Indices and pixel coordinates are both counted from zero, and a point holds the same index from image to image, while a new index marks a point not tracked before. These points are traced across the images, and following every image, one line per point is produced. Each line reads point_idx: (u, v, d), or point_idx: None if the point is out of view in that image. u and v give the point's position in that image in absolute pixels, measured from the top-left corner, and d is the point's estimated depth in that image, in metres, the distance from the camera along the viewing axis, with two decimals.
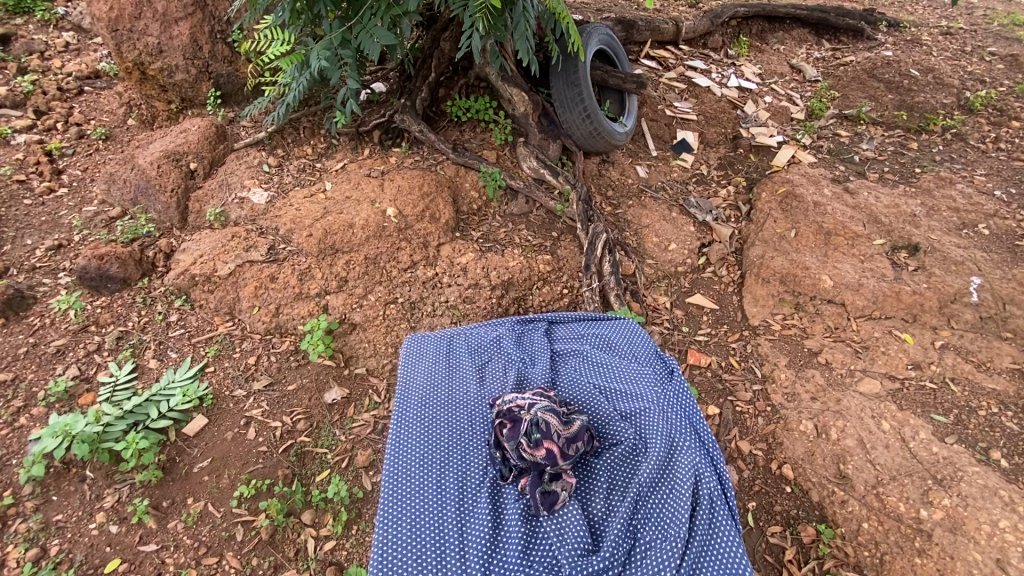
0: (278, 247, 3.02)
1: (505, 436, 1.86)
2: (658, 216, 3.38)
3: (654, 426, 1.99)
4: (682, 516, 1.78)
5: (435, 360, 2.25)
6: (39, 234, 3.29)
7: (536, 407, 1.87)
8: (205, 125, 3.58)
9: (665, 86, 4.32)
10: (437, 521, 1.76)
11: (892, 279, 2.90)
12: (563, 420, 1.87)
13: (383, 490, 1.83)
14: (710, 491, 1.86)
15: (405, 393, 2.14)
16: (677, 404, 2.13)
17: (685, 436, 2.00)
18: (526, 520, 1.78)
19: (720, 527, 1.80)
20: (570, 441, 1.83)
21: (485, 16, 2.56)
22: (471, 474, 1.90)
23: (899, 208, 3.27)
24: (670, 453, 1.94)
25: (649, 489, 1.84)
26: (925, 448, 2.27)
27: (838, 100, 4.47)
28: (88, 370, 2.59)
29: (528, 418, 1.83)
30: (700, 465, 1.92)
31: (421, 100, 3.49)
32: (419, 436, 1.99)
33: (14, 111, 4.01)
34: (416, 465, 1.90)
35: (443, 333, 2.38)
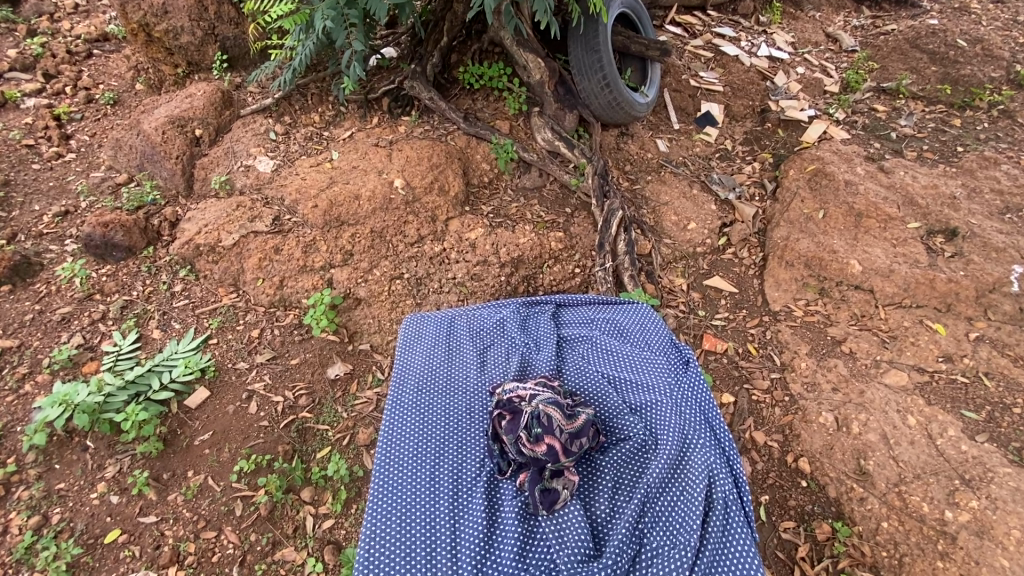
0: (283, 218, 2.95)
1: (502, 429, 1.79)
2: (677, 193, 3.22)
3: (665, 422, 1.90)
4: (693, 521, 1.70)
5: (434, 343, 2.19)
6: (47, 200, 3.27)
7: (537, 399, 1.78)
8: (210, 89, 3.47)
9: (691, 54, 4.08)
10: (430, 516, 1.71)
11: (926, 266, 2.72)
12: (566, 414, 1.78)
13: (374, 482, 1.78)
14: (725, 495, 1.77)
15: (401, 378, 2.08)
16: (692, 398, 2.03)
17: (699, 434, 1.90)
18: (524, 519, 1.71)
19: (733, 533, 1.71)
20: (572, 437, 1.75)
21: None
22: (467, 468, 1.84)
23: (938, 189, 3.06)
24: (682, 452, 1.85)
25: (658, 490, 1.76)
26: (953, 446, 2.15)
27: (877, 72, 4.19)
28: (92, 339, 2.57)
29: (528, 411, 1.75)
30: (715, 466, 1.82)
31: (432, 66, 3.35)
32: (414, 425, 1.93)
33: (24, 75, 3.96)
34: (409, 456, 1.85)
35: (444, 314, 2.31)
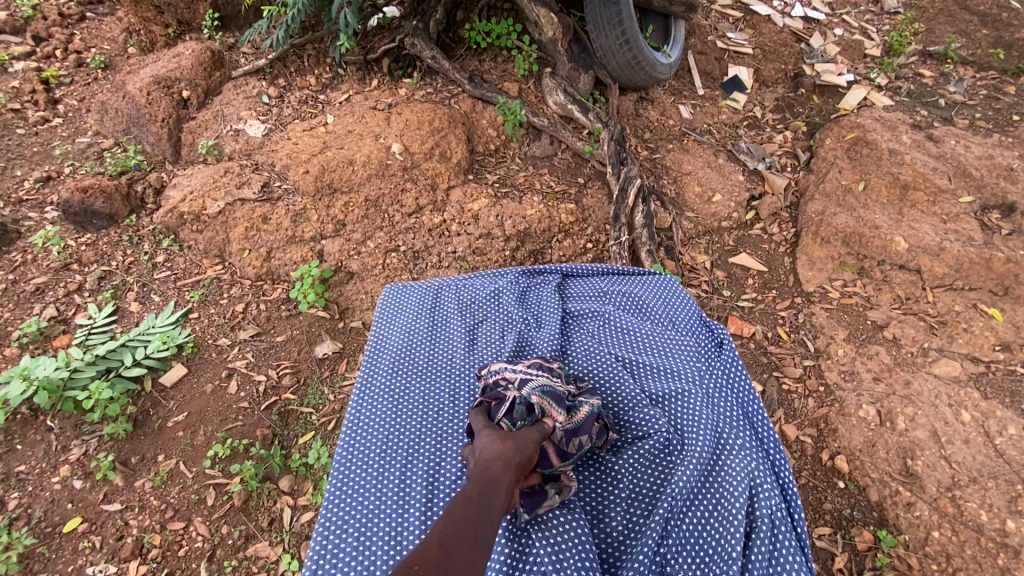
0: (273, 185, 2.74)
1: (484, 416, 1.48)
2: (701, 163, 2.94)
3: (695, 420, 1.66)
4: (733, 545, 1.47)
5: (416, 319, 1.98)
6: (30, 166, 3.09)
7: (528, 385, 1.50)
8: (199, 49, 3.24)
9: (718, 14, 3.74)
10: (396, 525, 1.45)
11: (981, 244, 2.43)
12: (565, 406, 1.50)
13: (332, 482, 1.55)
14: (770, 510, 1.54)
15: (375, 359, 1.86)
16: (724, 391, 1.80)
17: (736, 435, 1.67)
18: (515, 536, 1.44)
19: (780, 558, 1.49)
20: (572, 434, 1.47)
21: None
22: (446, 467, 1.56)
23: (994, 160, 2.75)
24: (715, 456, 1.61)
25: (686, 503, 1.52)
26: (1014, 447, 1.90)
27: (922, 35, 3.82)
28: (67, 312, 2.40)
29: (520, 400, 1.46)
30: (756, 473, 1.59)
31: (435, 22, 3.08)
32: (385, 413, 1.70)
33: (13, 37, 3.78)
34: (378, 449, 1.61)
35: (429, 284, 2.11)
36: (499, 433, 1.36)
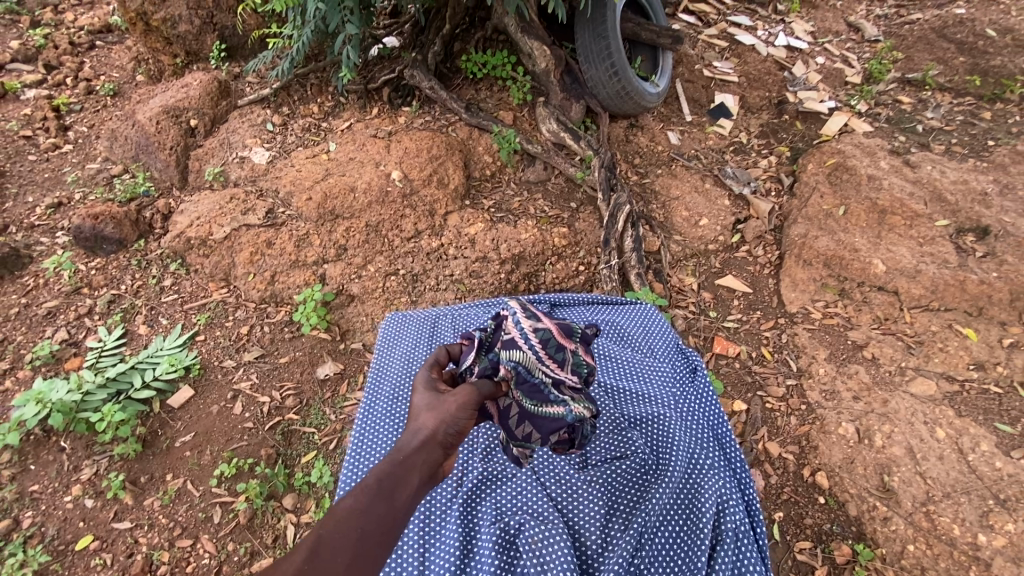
0: (277, 211, 2.85)
1: (462, 354, 1.55)
2: (688, 188, 3.06)
3: (670, 442, 1.74)
4: (699, 559, 1.55)
5: (415, 347, 2.08)
6: (41, 192, 3.21)
7: (513, 353, 1.43)
8: (206, 79, 3.38)
9: (705, 43, 3.90)
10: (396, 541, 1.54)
11: (956, 266, 2.54)
12: (540, 397, 1.46)
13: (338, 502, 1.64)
14: (735, 525, 1.62)
15: (377, 385, 1.97)
16: (698, 414, 1.88)
17: (708, 456, 1.75)
18: (503, 549, 1.50)
19: (745, 569, 1.57)
20: (530, 422, 1.51)
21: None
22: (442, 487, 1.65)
23: (969, 185, 2.87)
24: (687, 476, 1.69)
25: (660, 519, 1.59)
26: (987, 463, 1.98)
27: (901, 62, 3.98)
28: (77, 334, 2.49)
29: (493, 359, 1.45)
30: (725, 492, 1.67)
31: (433, 54, 3.22)
32: (385, 437, 1.79)
33: (25, 66, 3.93)
34: None
35: (427, 313, 2.22)
36: (431, 404, 1.29)
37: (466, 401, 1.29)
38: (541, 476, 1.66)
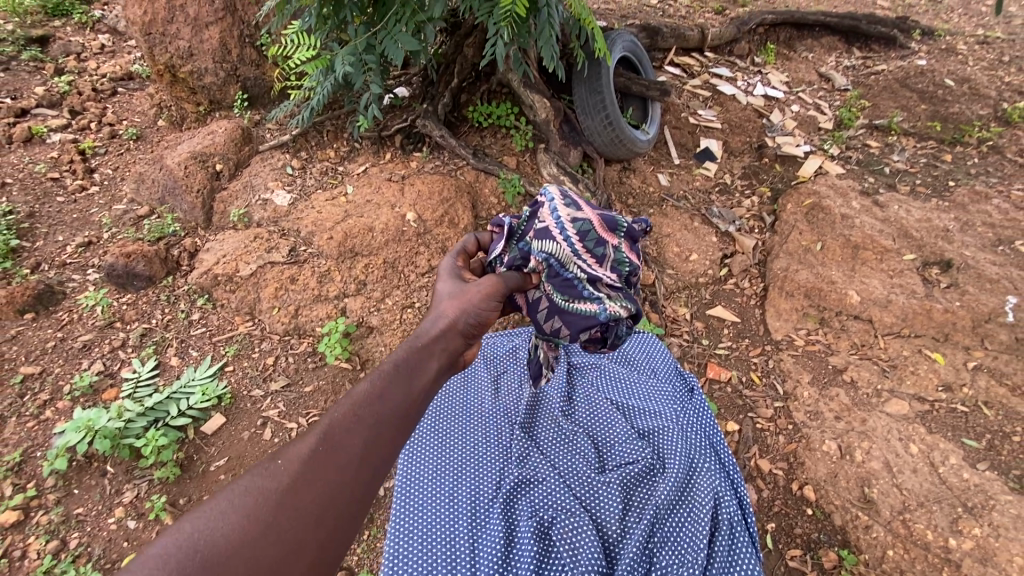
0: (299, 249, 3.06)
1: (495, 243, 1.84)
2: (679, 226, 3.31)
3: (673, 446, 1.92)
4: (702, 542, 1.69)
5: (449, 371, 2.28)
6: (70, 231, 3.37)
7: (545, 246, 1.70)
8: (231, 127, 3.63)
9: (689, 93, 4.27)
10: (447, 533, 1.68)
11: (923, 296, 2.80)
12: (571, 293, 1.77)
13: (394, 502, 1.78)
14: (731, 516, 1.79)
15: None
16: (696, 424, 2.07)
17: (705, 458, 1.93)
18: (539, 538, 1.67)
19: (739, 555, 1.72)
20: (560, 317, 1.83)
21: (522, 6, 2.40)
22: (484, 488, 1.81)
23: (932, 222, 3.16)
24: (688, 476, 1.86)
25: (667, 511, 1.75)
26: (956, 474, 2.20)
27: (869, 109, 4.34)
28: (112, 366, 2.66)
29: (524, 248, 1.73)
30: (720, 489, 1.84)
31: (443, 105, 3.51)
32: (430, 448, 1.95)
33: (50, 111, 4.14)
34: (428, 476, 1.86)
35: None
36: (456, 296, 1.49)
37: (490, 292, 1.52)
38: (568, 480, 1.85)
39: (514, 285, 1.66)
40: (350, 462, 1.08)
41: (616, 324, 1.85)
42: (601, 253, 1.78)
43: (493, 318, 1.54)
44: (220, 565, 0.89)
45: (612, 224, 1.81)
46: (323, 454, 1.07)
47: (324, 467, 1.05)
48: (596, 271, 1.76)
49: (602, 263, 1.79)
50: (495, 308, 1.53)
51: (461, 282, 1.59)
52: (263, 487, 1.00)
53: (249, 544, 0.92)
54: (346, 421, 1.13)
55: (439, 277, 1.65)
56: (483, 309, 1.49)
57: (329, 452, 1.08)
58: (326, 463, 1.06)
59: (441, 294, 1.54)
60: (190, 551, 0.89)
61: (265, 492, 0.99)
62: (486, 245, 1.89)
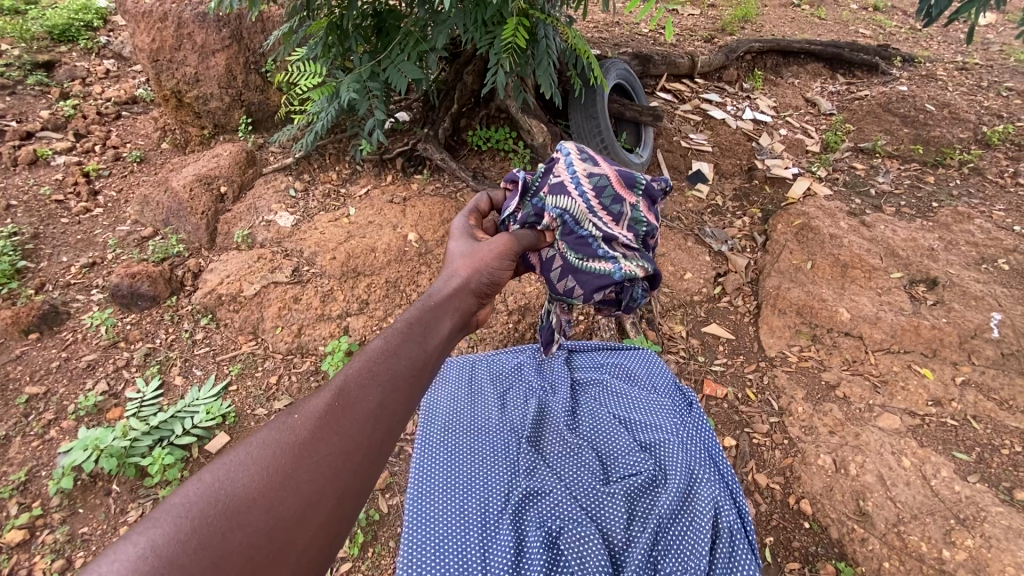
0: (302, 269, 3.12)
1: (508, 200, 1.91)
2: (673, 245, 3.38)
3: (674, 458, 1.96)
4: (703, 551, 1.73)
5: (457, 387, 2.34)
6: (75, 252, 3.40)
7: (560, 201, 1.79)
8: (235, 150, 3.71)
9: (681, 118, 4.42)
10: (459, 544, 1.71)
11: (911, 313, 2.89)
12: (586, 251, 1.82)
13: (407, 513, 1.81)
14: (730, 524, 1.83)
15: (428, 417, 2.21)
16: (696, 436, 2.11)
17: (705, 469, 1.97)
18: (548, 548, 1.70)
19: (740, 563, 1.76)
20: (574, 277, 1.87)
21: (523, 32, 2.64)
22: (493, 500, 1.85)
23: (917, 241, 3.27)
24: (689, 486, 1.90)
25: (670, 521, 1.79)
26: (948, 487, 2.26)
27: (854, 133, 4.50)
28: (116, 386, 2.69)
29: (538, 205, 1.82)
30: (720, 499, 1.88)
31: (443, 129, 3.61)
32: (441, 462, 2.00)
33: (55, 134, 4.21)
34: (439, 488, 1.89)
35: (465, 359, 2.50)
36: (467, 257, 1.51)
37: (504, 250, 1.54)
38: (574, 492, 1.88)
39: (527, 245, 1.70)
40: (366, 416, 1.07)
41: (631, 284, 1.91)
42: (618, 211, 1.86)
43: (505, 278, 1.56)
44: (243, 513, 0.89)
45: (631, 181, 1.89)
46: (340, 407, 1.06)
47: (340, 420, 1.04)
48: (612, 229, 1.84)
49: (617, 222, 1.86)
50: (509, 266, 1.56)
51: (472, 242, 1.61)
52: (282, 439, 0.99)
53: (270, 494, 0.92)
54: (362, 375, 1.11)
55: (450, 236, 1.67)
56: (494, 270, 1.51)
57: (344, 406, 1.06)
58: (343, 415, 1.05)
59: (452, 255, 1.56)
60: (211, 501, 0.88)
61: (283, 445, 0.98)
62: (498, 205, 1.95)
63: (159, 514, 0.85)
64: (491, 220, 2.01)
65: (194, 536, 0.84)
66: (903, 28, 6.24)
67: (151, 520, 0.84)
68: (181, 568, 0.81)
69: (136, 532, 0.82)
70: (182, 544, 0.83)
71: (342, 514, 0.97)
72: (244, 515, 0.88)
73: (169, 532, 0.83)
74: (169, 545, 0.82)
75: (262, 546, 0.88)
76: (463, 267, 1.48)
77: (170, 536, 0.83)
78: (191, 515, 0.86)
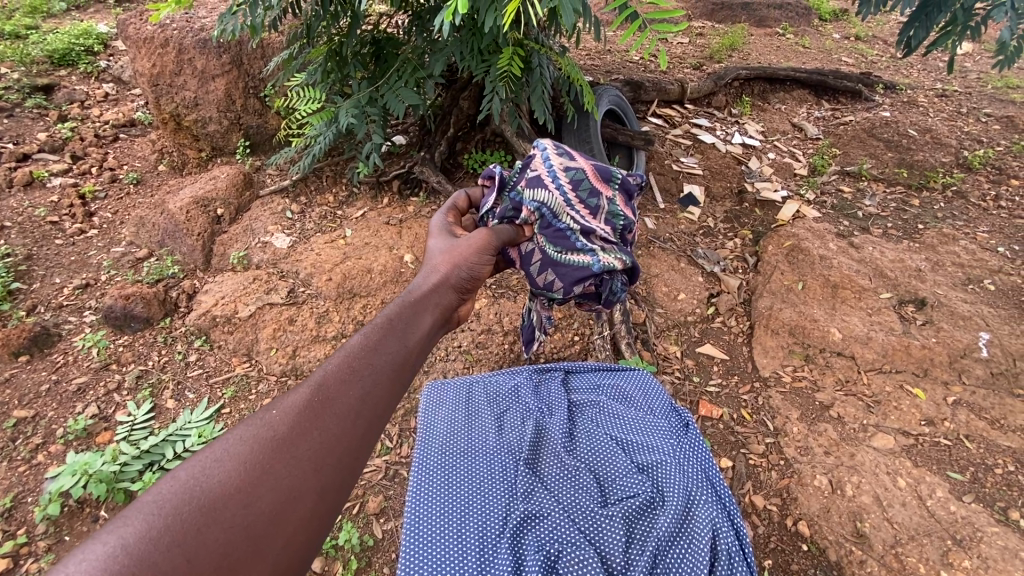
0: (298, 290, 3.12)
1: (485, 197, 1.91)
2: (666, 266, 3.42)
3: (671, 479, 1.95)
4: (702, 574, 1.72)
5: (454, 409, 2.33)
6: (68, 273, 3.38)
7: (537, 197, 1.80)
8: (233, 172, 3.73)
9: (672, 142, 4.52)
10: (457, 569, 1.68)
11: (901, 333, 2.93)
12: (564, 245, 1.86)
13: (404, 539, 1.79)
14: (728, 547, 1.82)
15: (425, 440, 2.20)
16: (693, 457, 2.10)
17: (702, 491, 1.96)
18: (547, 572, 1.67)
19: None
20: (553, 270, 1.91)
21: (518, 61, 2.72)
22: (491, 524, 1.82)
23: (904, 262, 3.33)
24: (687, 508, 1.89)
25: (668, 543, 1.78)
26: (943, 507, 2.27)
27: (840, 157, 4.62)
28: (107, 409, 2.66)
29: (516, 199, 1.83)
30: (717, 520, 1.87)
31: (439, 153, 3.66)
32: (438, 486, 1.97)
33: (52, 156, 4.23)
34: (436, 513, 1.87)
35: (462, 382, 2.50)
36: (445, 254, 1.52)
37: (481, 247, 1.56)
38: (572, 514, 1.86)
39: (505, 238, 1.70)
40: (346, 410, 1.05)
41: (610, 277, 1.96)
42: (595, 205, 1.91)
43: (484, 274, 1.57)
44: (220, 509, 0.87)
45: (607, 175, 1.95)
46: (319, 402, 1.04)
47: (319, 415, 1.02)
48: (590, 223, 1.88)
49: (595, 215, 1.91)
50: (488, 262, 1.57)
51: (451, 239, 1.62)
52: (258, 435, 0.97)
53: (247, 489, 0.90)
54: (341, 370, 1.10)
55: (431, 234, 1.68)
56: (473, 266, 1.52)
57: (324, 402, 1.04)
58: (324, 410, 1.03)
59: (430, 253, 1.56)
60: (186, 498, 0.86)
61: (260, 440, 0.96)
62: (476, 202, 1.95)
63: (131, 512, 0.83)
64: (468, 217, 2.00)
65: (167, 533, 0.82)
66: (885, 56, 6.45)
67: (123, 518, 0.81)
68: (154, 565, 0.79)
69: (107, 530, 0.80)
70: (154, 541, 0.81)
71: (323, 509, 0.95)
72: (219, 511, 0.86)
73: (141, 530, 0.81)
74: (141, 544, 0.80)
75: (240, 542, 0.86)
76: (442, 264, 1.49)
77: (143, 533, 0.81)
78: (164, 513, 0.84)
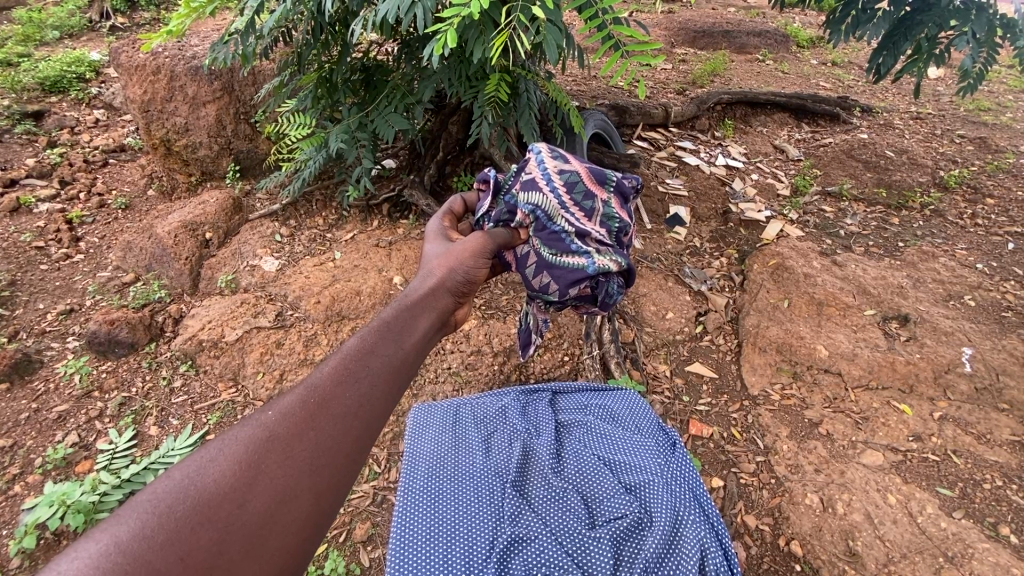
0: (286, 313, 3.11)
1: (481, 202, 1.96)
2: (655, 285, 3.45)
3: (659, 499, 1.94)
4: None
5: (441, 430, 2.32)
6: (52, 298, 3.34)
7: (532, 199, 1.84)
8: (223, 197, 3.73)
9: (658, 164, 4.61)
10: None
11: (886, 349, 2.96)
12: (560, 247, 1.86)
13: (391, 562, 1.76)
14: (717, 566, 1.81)
15: (412, 462, 2.18)
16: (681, 476, 2.10)
17: (691, 510, 1.96)
18: None
19: None
20: (549, 273, 1.92)
21: (505, 86, 2.78)
22: (479, 546, 1.80)
23: (887, 280, 3.39)
24: (675, 527, 1.88)
25: (656, 565, 1.77)
26: (934, 523, 2.28)
27: (821, 177, 4.73)
28: (88, 437, 2.60)
29: (510, 203, 1.86)
30: (706, 540, 1.87)
31: (429, 176, 3.70)
32: (424, 510, 1.94)
33: (40, 181, 4.22)
34: (424, 536, 1.84)
35: (450, 403, 2.47)
36: (441, 258, 1.54)
37: (476, 250, 1.57)
38: (560, 536, 1.84)
39: (501, 241, 1.73)
40: (342, 413, 1.05)
41: (605, 279, 1.97)
42: (590, 207, 1.93)
43: (481, 278, 1.58)
44: (213, 508, 0.87)
45: (601, 177, 1.99)
46: (315, 404, 1.04)
47: (315, 417, 1.02)
48: (584, 225, 1.90)
49: (590, 218, 1.93)
50: (483, 266, 1.58)
51: (446, 244, 1.64)
52: (253, 435, 0.97)
53: (241, 489, 0.90)
54: (337, 372, 1.10)
55: (427, 239, 1.71)
56: (469, 269, 1.53)
57: (320, 405, 1.04)
58: (319, 413, 1.03)
59: (427, 257, 1.58)
60: (180, 497, 0.87)
61: (254, 440, 0.96)
62: (470, 206, 2.00)
63: (125, 511, 0.83)
64: (464, 223, 2.05)
65: (160, 532, 0.82)
66: (861, 81, 6.67)
67: (116, 517, 0.82)
68: (147, 564, 0.79)
69: (101, 529, 0.81)
70: (147, 540, 0.81)
71: (319, 511, 0.95)
72: (214, 511, 0.87)
73: (135, 527, 0.82)
74: (134, 542, 0.80)
75: (234, 542, 0.86)
76: (437, 268, 1.51)
77: (136, 532, 0.81)
78: (158, 511, 0.84)
